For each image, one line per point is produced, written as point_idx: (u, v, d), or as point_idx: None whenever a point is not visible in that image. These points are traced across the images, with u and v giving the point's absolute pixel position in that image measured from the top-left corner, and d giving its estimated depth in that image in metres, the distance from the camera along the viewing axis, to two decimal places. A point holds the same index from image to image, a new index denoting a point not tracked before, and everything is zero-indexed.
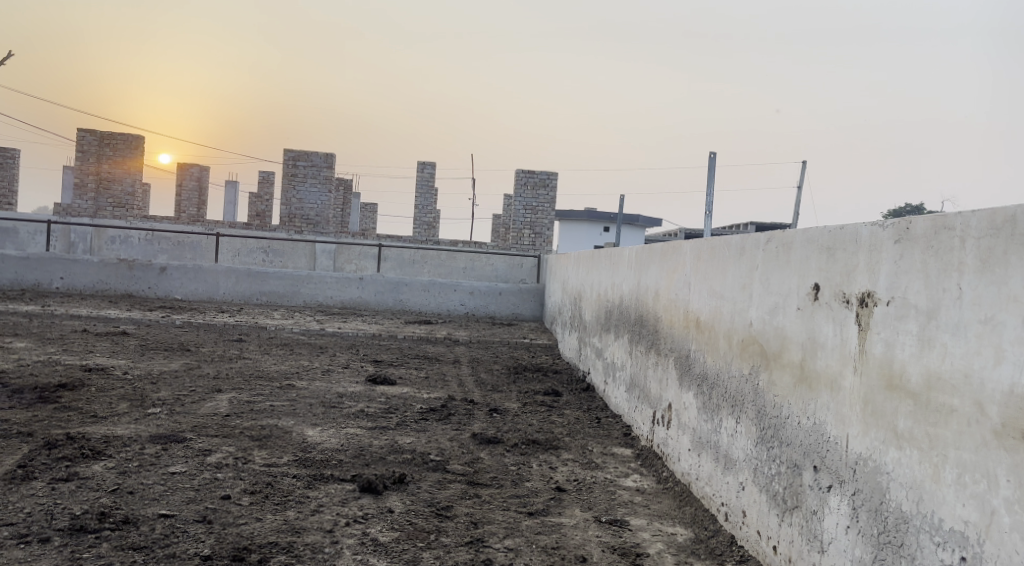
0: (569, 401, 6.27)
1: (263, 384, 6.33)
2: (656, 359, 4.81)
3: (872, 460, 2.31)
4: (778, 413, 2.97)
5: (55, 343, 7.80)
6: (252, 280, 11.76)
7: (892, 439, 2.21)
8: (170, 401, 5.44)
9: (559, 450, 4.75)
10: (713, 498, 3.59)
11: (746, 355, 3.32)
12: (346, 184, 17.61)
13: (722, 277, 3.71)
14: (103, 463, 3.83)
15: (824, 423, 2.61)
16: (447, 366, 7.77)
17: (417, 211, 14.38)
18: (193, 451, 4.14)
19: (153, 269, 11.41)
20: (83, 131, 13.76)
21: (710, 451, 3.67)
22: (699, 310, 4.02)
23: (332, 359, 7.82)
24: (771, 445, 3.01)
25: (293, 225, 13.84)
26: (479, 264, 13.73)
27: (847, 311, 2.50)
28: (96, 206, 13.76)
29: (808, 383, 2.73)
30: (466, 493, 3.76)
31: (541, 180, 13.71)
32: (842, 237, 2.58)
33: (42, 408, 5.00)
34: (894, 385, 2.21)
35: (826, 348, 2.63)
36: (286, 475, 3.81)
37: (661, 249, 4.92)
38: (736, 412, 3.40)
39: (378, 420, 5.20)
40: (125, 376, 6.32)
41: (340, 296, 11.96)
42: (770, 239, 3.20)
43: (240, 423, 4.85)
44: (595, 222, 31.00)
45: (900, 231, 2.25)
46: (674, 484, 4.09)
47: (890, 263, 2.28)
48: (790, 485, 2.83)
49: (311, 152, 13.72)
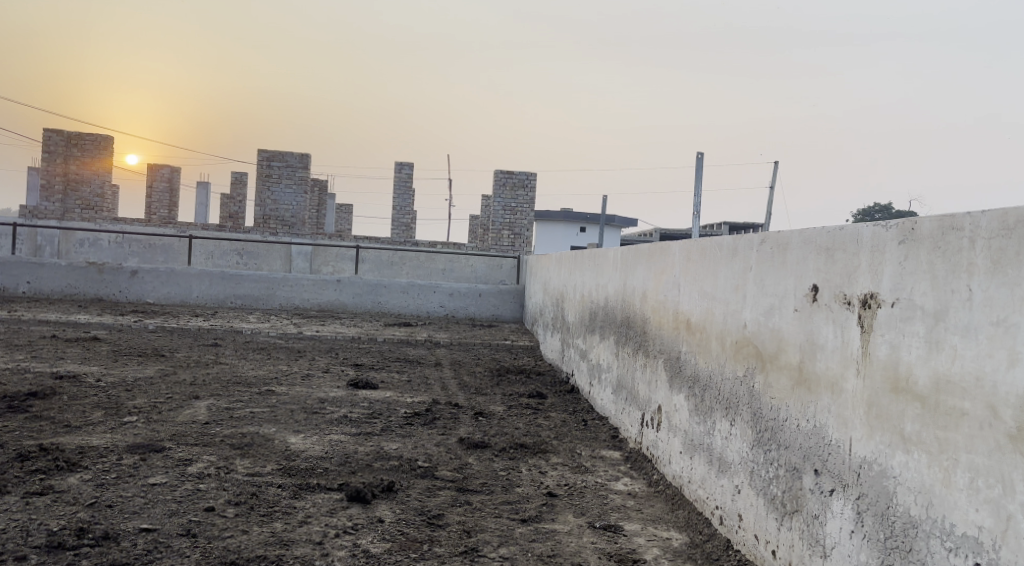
0: (554, 404, 6.22)
1: (241, 390, 6.20)
2: (644, 361, 4.77)
3: (878, 464, 2.27)
4: (776, 416, 2.93)
5: (24, 350, 7.61)
6: (226, 283, 11.58)
7: (899, 442, 2.17)
8: (146, 408, 5.31)
9: (547, 454, 4.69)
10: (707, 501, 3.55)
11: (741, 357, 3.28)
12: (321, 186, 17.45)
13: (714, 278, 3.67)
14: (79, 475, 3.71)
15: (826, 426, 2.57)
16: (429, 369, 7.69)
17: (394, 211, 14.27)
18: (173, 461, 4.03)
19: (124, 273, 11.19)
20: (49, 131, 13.48)
21: (703, 453, 3.63)
22: (689, 311, 3.98)
23: (311, 363, 7.70)
24: (769, 448, 2.97)
25: (268, 227, 13.65)
26: (457, 266, 13.66)
27: (849, 313, 2.47)
28: (64, 209, 13.49)
29: (808, 385, 2.70)
30: (456, 500, 3.70)
31: (520, 180, 13.66)
32: (841, 238, 2.55)
33: (12, 419, 4.84)
34: (900, 388, 2.18)
35: (826, 350, 2.59)
36: (270, 485, 3.71)
37: (648, 250, 4.88)
38: (730, 415, 3.36)
39: (362, 426, 5.11)
40: (98, 383, 6.16)
41: (316, 298, 11.81)
42: (764, 241, 3.16)
43: (220, 431, 4.74)
44: (571, 223, 31.06)
45: (904, 232, 2.22)
46: (666, 487, 4.05)
47: (894, 264, 2.25)
48: (789, 489, 2.79)
49: (286, 152, 13.55)
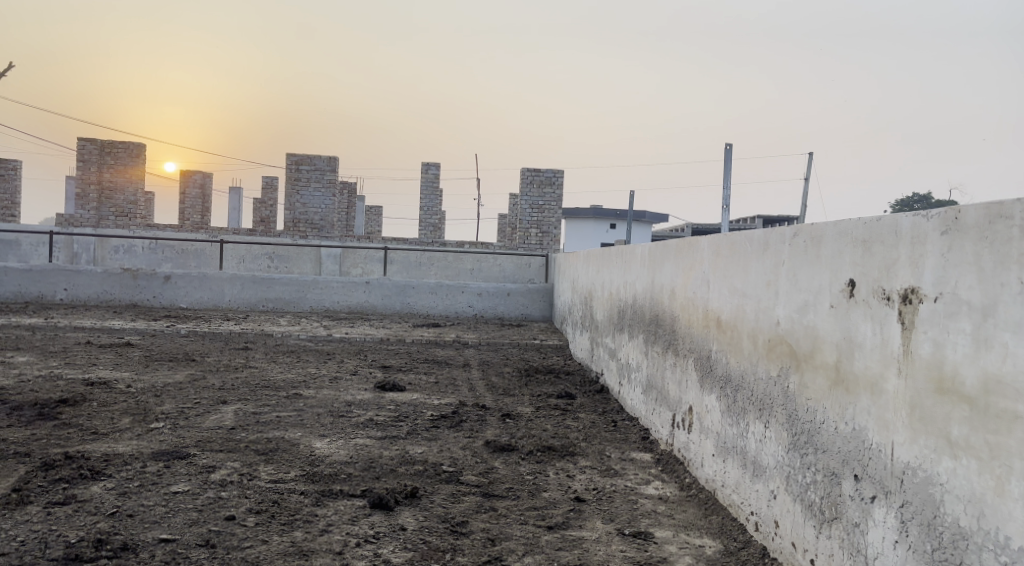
0: (583, 404, 6.11)
1: (269, 394, 6.16)
2: (674, 360, 4.64)
3: (922, 470, 2.13)
4: (813, 418, 2.79)
5: (57, 357, 7.67)
6: (257, 286, 11.62)
7: (946, 447, 2.03)
8: (173, 414, 5.28)
9: (576, 457, 4.58)
10: (742, 506, 3.42)
11: (774, 356, 3.15)
12: (350, 188, 17.49)
13: (745, 273, 3.54)
14: (102, 484, 3.67)
15: (865, 429, 2.43)
16: (457, 370, 7.61)
17: (422, 212, 14.23)
18: (196, 468, 3.99)
19: (157, 278, 11.28)
20: (83, 139, 13.61)
21: (737, 456, 3.49)
22: (719, 308, 3.84)
23: (339, 366, 7.67)
24: (805, 451, 2.84)
25: (298, 230, 13.68)
26: (486, 265, 13.58)
27: (889, 309, 2.32)
28: (98, 216, 13.63)
29: (845, 386, 2.56)
30: (481, 506, 3.61)
31: (547, 178, 13.52)
32: (879, 229, 2.40)
33: (41, 426, 4.85)
34: (945, 388, 2.04)
35: (864, 349, 2.45)
36: (292, 492, 3.64)
37: (675, 246, 4.74)
38: (764, 416, 3.22)
39: (388, 430, 5.04)
40: (128, 389, 6.16)
41: (346, 301, 11.81)
42: (796, 234, 3.02)
43: (246, 437, 4.69)
44: (601, 219, 30.87)
45: (948, 222, 2.08)
46: (699, 491, 3.92)
47: (937, 256, 2.10)
48: (828, 495, 2.65)
49: (314, 156, 13.58)
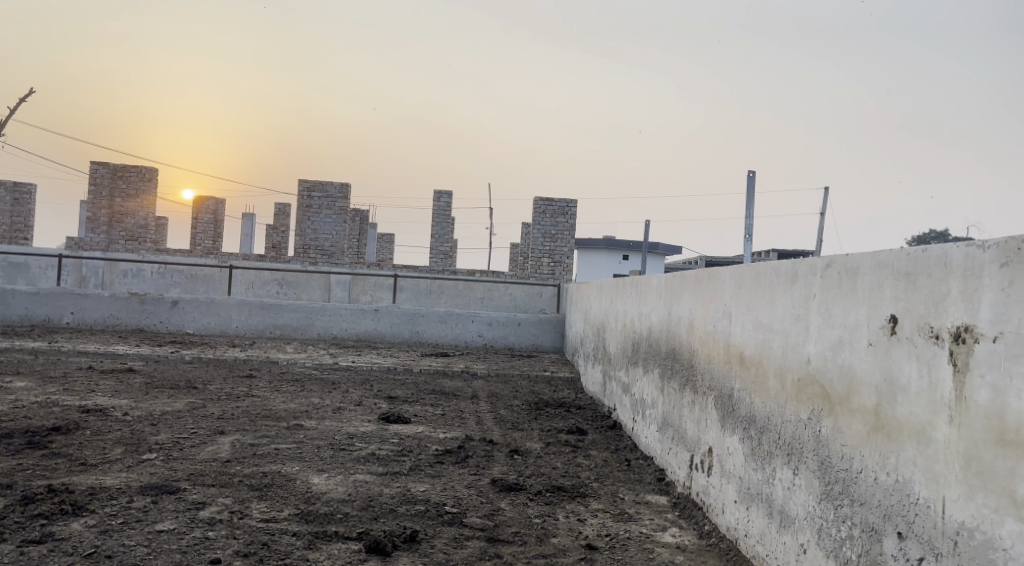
0: (595, 441, 5.84)
1: (269, 425, 5.93)
2: (691, 397, 4.40)
3: (981, 532, 1.90)
4: (848, 466, 2.55)
5: (57, 382, 7.46)
6: (265, 312, 11.44)
7: (1010, 507, 1.82)
8: (168, 445, 5.06)
9: (587, 499, 4.32)
10: (768, 558, 3.16)
11: (804, 398, 2.91)
12: (361, 215, 17.45)
13: (770, 306, 3.32)
14: (83, 520, 3.46)
15: (909, 481, 2.20)
16: (465, 402, 7.37)
17: (433, 240, 14.05)
18: (185, 504, 3.76)
19: (165, 303, 11.13)
20: (96, 164, 13.52)
21: (762, 504, 3.24)
22: (741, 343, 3.62)
23: (344, 396, 7.44)
24: (839, 503, 2.59)
25: (307, 257, 13.49)
26: (496, 294, 13.37)
27: (937, 349, 2.10)
28: (108, 240, 13.51)
29: (886, 433, 2.32)
30: (485, 552, 3.37)
31: (560, 208, 13.28)
32: (924, 261, 2.19)
33: (28, 456, 4.63)
34: (1008, 441, 1.83)
35: (908, 393, 2.22)
36: (284, 533, 3.41)
37: (694, 276, 4.52)
38: (793, 462, 2.98)
39: (390, 465, 4.81)
40: (124, 418, 5.93)
41: (354, 328, 11.59)
42: (829, 265, 2.80)
43: (240, 470, 4.47)
44: (614, 250, 30.75)
45: (1008, 252, 1.88)
46: (719, 540, 3.67)
47: (996, 291, 1.90)
48: (866, 552, 2.41)
49: (326, 183, 13.52)
